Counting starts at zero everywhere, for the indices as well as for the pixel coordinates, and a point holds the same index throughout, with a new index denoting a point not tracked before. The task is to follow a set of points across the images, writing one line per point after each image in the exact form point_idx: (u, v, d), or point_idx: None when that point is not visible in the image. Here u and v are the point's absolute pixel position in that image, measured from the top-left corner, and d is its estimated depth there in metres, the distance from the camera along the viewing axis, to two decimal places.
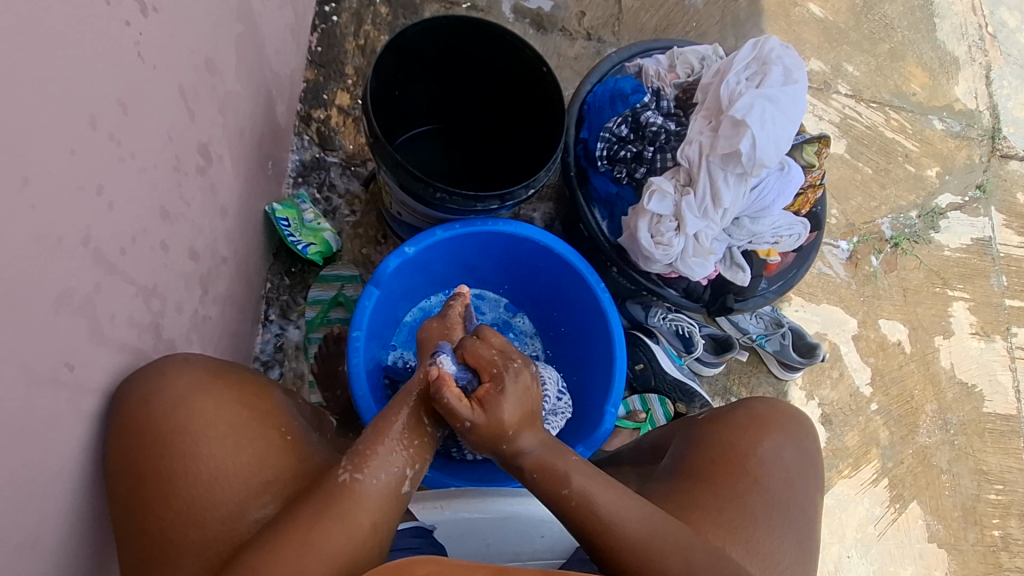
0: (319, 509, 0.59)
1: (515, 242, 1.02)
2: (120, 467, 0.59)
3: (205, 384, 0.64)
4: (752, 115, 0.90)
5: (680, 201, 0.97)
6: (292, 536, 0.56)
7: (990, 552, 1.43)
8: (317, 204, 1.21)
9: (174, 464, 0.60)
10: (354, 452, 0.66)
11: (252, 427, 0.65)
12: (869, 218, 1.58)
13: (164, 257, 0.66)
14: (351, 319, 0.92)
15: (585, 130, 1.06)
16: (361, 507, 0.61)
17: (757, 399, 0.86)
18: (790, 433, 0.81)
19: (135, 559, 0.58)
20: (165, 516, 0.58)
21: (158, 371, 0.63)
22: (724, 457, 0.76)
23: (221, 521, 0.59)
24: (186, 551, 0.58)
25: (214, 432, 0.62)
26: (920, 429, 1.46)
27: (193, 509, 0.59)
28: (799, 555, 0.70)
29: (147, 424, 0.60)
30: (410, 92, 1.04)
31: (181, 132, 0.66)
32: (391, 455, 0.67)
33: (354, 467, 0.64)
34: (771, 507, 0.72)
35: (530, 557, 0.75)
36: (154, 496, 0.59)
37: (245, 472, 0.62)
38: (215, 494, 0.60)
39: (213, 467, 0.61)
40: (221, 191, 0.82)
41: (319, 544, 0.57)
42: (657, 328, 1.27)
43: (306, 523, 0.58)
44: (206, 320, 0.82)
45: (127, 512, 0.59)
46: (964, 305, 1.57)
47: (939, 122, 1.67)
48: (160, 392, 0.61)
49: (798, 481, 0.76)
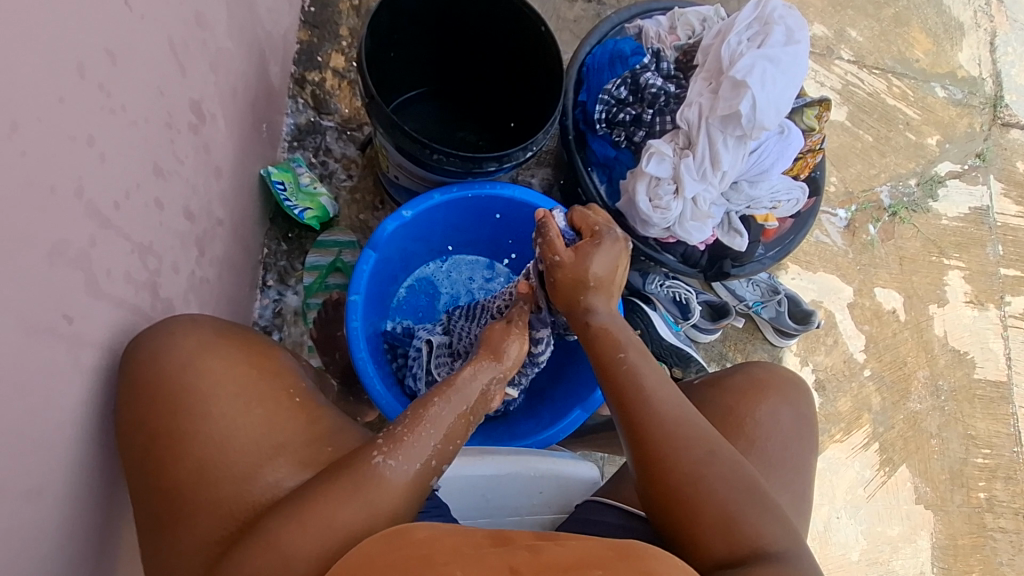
0: (349, 490, 0.58)
1: (513, 207, 1.02)
2: (133, 425, 0.61)
3: (215, 343, 0.65)
4: (752, 76, 0.89)
5: (678, 163, 0.95)
6: (317, 511, 0.55)
7: (975, 513, 1.46)
8: (314, 168, 1.20)
9: (185, 423, 0.61)
10: (390, 433, 0.63)
11: (261, 388, 0.66)
12: (868, 185, 1.57)
13: (160, 214, 0.66)
14: (349, 283, 0.92)
15: (584, 93, 1.05)
16: (387, 490, 0.59)
17: (755, 363, 0.85)
18: (789, 398, 0.80)
19: (152, 519, 0.59)
20: (179, 474, 0.59)
21: (168, 331, 0.64)
22: (724, 421, 0.76)
23: (235, 482, 0.60)
24: (201, 509, 0.58)
25: (224, 392, 0.63)
26: (911, 396, 1.48)
27: (206, 469, 0.60)
28: (790, 509, 0.74)
29: (159, 382, 0.61)
30: (407, 54, 1.02)
31: (172, 86, 0.65)
32: (429, 442, 0.64)
33: (389, 452, 0.61)
34: (766, 469, 0.74)
35: (529, 512, 0.75)
36: (167, 456, 0.60)
37: (255, 434, 0.63)
38: (226, 454, 0.61)
39: (224, 427, 0.61)
40: (216, 151, 0.81)
41: (340, 523, 0.55)
42: (655, 295, 1.28)
43: (331, 499, 0.56)
44: (204, 282, 0.82)
45: (142, 471, 0.60)
46: (959, 274, 1.58)
47: (941, 90, 1.66)
48: (170, 350, 0.63)
49: (793, 444, 0.77)
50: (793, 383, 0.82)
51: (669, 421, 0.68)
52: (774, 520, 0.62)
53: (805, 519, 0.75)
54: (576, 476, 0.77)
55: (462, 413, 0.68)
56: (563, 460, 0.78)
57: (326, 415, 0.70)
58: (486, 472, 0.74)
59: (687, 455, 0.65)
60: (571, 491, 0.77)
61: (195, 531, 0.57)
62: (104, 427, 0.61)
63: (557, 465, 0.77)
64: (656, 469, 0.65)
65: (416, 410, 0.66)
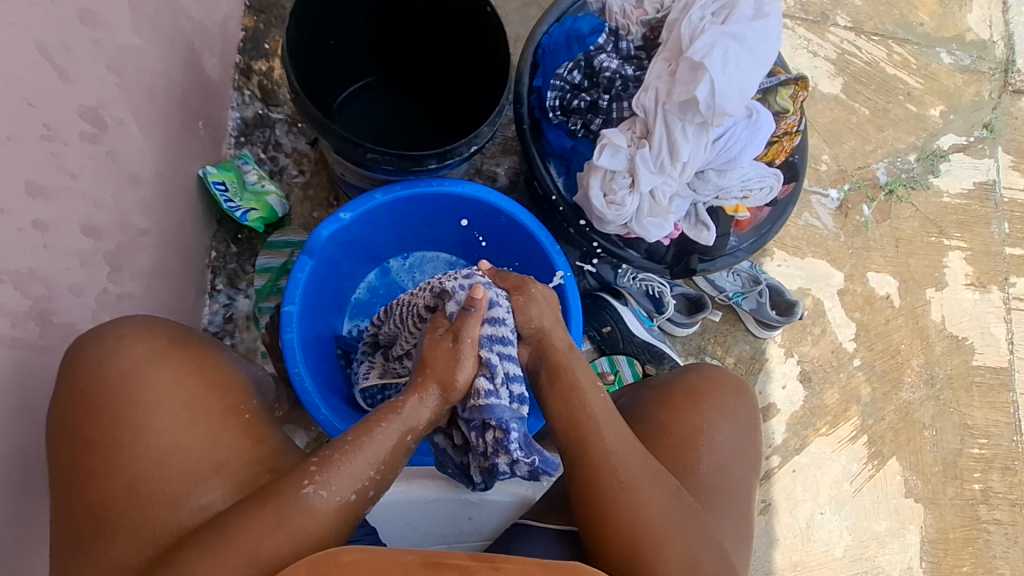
0: (270, 521, 0.54)
1: (464, 204, 0.96)
2: (69, 434, 0.59)
3: (165, 353, 0.64)
4: (711, 57, 0.81)
5: (634, 155, 0.87)
6: (236, 536, 0.53)
7: (968, 505, 1.40)
8: (263, 164, 1.14)
9: (121, 435, 0.59)
10: (323, 454, 0.59)
11: (209, 402, 0.63)
12: (863, 162, 1.48)
13: (43, 236, 0.61)
14: (284, 292, 0.88)
15: (539, 77, 0.97)
16: (315, 516, 0.56)
17: (694, 367, 0.80)
18: (733, 417, 0.75)
19: (73, 533, 0.57)
20: (110, 490, 0.57)
21: (116, 336, 0.63)
22: (660, 442, 0.72)
23: (169, 501, 0.58)
24: (129, 529, 0.56)
25: (168, 405, 0.61)
26: (903, 384, 1.42)
27: (138, 485, 0.58)
28: (732, 543, 0.69)
29: (100, 389, 0.60)
30: (348, 41, 0.95)
31: (50, 97, 0.60)
32: (363, 460, 0.59)
33: (322, 482, 0.57)
34: (704, 497, 0.69)
35: (456, 538, 0.77)
36: (99, 469, 0.58)
37: (195, 451, 0.61)
38: (162, 473, 0.59)
39: (164, 442, 0.60)
40: (130, 158, 0.76)
41: (260, 550, 0.53)
42: (626, 289, 1.23)
43: (253, 526, 0.54)
44: (125, 298, 0.78)
45: (71, 481, 0.58)
46: (960, 255, 1.49)
47: (947, 56, 1.54)
48: (117, 357, 0.62)
49: (733, 466, 0.72)
50: (739, 395, 0.77)
51: (599, 403, 0.68)
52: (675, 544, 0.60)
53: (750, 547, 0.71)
54: (506, 502, 0.76)
55: (403, 437, 0.62)
56: (493, 488, 0.76)
57: (274, 435, 0.67)
58: (411, 498, 0.76)
59: (609, 434, 0.66)
60: (501, 516, 0.76)
61: (121, 550, 0.56)
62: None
63: (489, 493, 0.76)
64: (582, 438, 0.66)
65: (355, 431, 0.61)
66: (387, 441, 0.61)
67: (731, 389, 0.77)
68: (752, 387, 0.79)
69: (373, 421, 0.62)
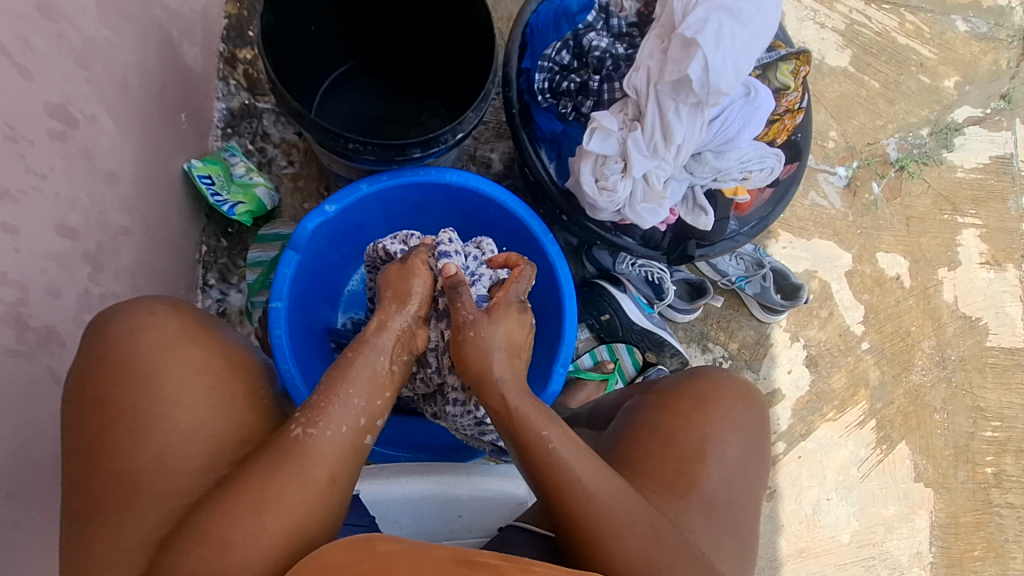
0: (272, 465, 0.56)
1: (455, 192, 0.94)
2: (93, 403, 0.58)
3: (194, 333, 0.64)
4: (704, 33, 0.77)
5: (626, 139, 0.84)
6: (249, 492, 0.54)
7: (980, 489, 1.37)
8: (251, 155, 1.12)
9: (149, 407, 0.59)
10: (307, 404, 0.61)
11: (230, 382, 0.64)
12: (872, 138, 1.42)
13: (13, 240, 0.60)
14: (271, 288, 0.86)
15: (528, 59, 0.94)
16: (318, 460, 0.57)
17: (703, 371, 0.77)
18: (742, 428, 0.72)
19: (92, 505, 0.56)
20: (136, 460, 0.57)
21: (147, 313, 0.63)
22: (666, 452, 0.69)
23: (193, 471, 0.59)
24: (153, 499, 0.57)
25: (196, 382, 0.61)
26: (914, 367, 1.38)
27: (164, 456, 0.58)
28: (735, 562, 0.66)
29: (125, 362, 0.59)
30: (330, 27, 0.92)
31: (12, 95, 0.58)
32: (352, 403, 0.62)
33: (308, 422, 0.59)
34: (710, 514, 0.66)
35: (447, 537, 0.74)
36: (124, 440, 0.58)
37: (217, 425, 0.61)
38: (188, 444, 0.59)
39: (194, 416, 0.60)
40: (105, 155, 0.75)
41: (275, 506, 0.54)
42: (625, 276, 1.20)
43: (271, 474, 0.56)
44: (109, 299, 0.77)
45: (89, 453, 0.57)
46: (975, 233, 1.43)
47: (962, 23, 1.47)
48: (145, 332, 0.61)
49: (740, 480, 0.69)
50: (747, 403, 0.74)
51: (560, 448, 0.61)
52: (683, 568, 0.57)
53: (755, 562, 0.68)
54: (497, 498, 0.75)
55: (383, 365, 0.65)
56: (483, 481, 0.75)
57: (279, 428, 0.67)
58: (399, 493, 0.75)
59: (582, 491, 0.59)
60: (492, 514, 0.75)
61: (145, 521, 0.56)
62: None
63: (479, 488, 0.75)
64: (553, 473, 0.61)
65: (332, 374, 0.63)
66: (372, 377, 0.64)
67: (740, 397, 0.74)
68: (761, 394, 0.77)
69: (349, 359, 0.64)
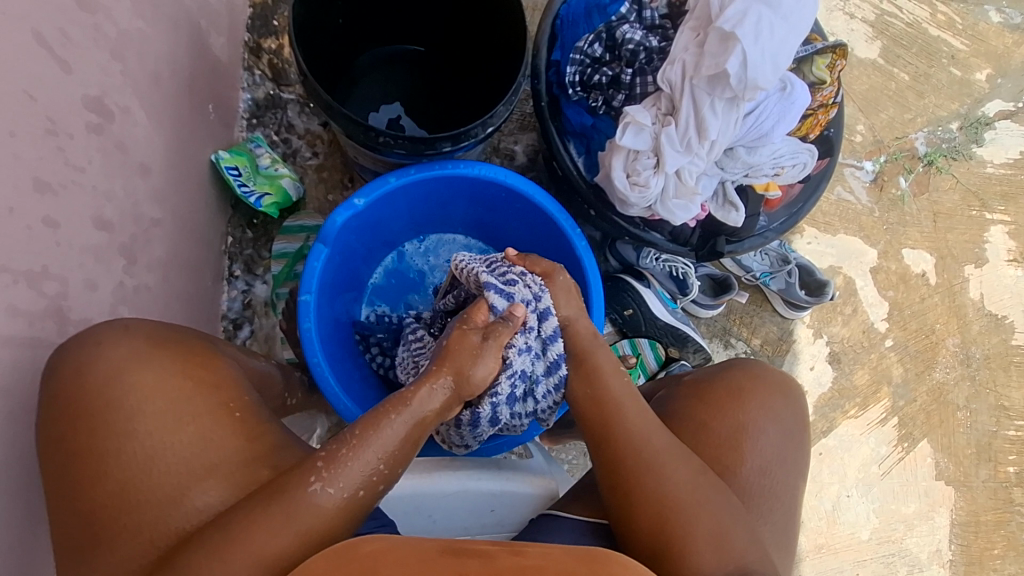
0: (275, 521, 0.52)
1: (479, 185, 0.93)
2: (53, 440, 0.55)
3: (151, 353, 0.59)
4: (744, 26, 0.75)
5: (659, 133, 0.83)
6: (245, 539, 0.51)
7: (1002, 488, 1.36)
8: (276, 147, 1.12)
9: (106, 441, 0.55)
10: (332, 454, 0.57)
11: (196, 402, 0.59)
12: (901, 132, 1.39)
13: (54, 234, 0.60)
14: (300, 281, 0.86)
15: (558, 51, 0.93)
16: (323, 515, 0.54)
17: (737, 363, 0.77)
18: (779, 420, 0.71)
19: (72, 543, 0.53)
20: (100, 496, 0.53)
21: (93, 342, 0.58)
22: (698, 442, 0.69)
23: (163, 501, 0.54)
24: (122, 536, 0.53)
25: (152, 410, 0.56)
26: (937, 365, 1.36)
27: (129, 490, 0.54)
28: (773, 551, 0.66)
29: (79, 396, 0.55)
30: (357, 18, 0.91)
31: (52, 90, 0.58)
32: (374, 459, 0.58)
33: (329, 478, 0.55)
34: (744, 501, 0.67)
35: (479, 530, 0.74)
36: (86, 476, 0.54)
37: (185, 452, 0.56)
38: (153, 474, 0.55)
39: (154, 444, 0.56)
40: (138, 148, 0.75)
41: (270, 549, 0.51)
42: (649, 271, 1.19)
43: (258, 528, 0.52)
44: (142, 290, 0.78)
45: (62, 489, 0.54)
46: (1003, 229, 1.41)
47: (996, 14, 1.44)
48: (96, 363, 0.57)
49: (776, 469, 0.69)
50: (785, 394, 0.73)
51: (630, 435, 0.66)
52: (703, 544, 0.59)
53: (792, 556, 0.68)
54: (531, 494, 0.76)
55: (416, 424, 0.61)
56: (516, 479, 0.76)
57: (269, 431, 0.63)
58: (432, 489, 0.74)
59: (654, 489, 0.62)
60: (524, 507, 0.75)
61: (118, 559, 0.52)
62: (25, 466, 0.57)
63: (511, 484, 0.75)
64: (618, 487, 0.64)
65: (362, 427, 0.59)
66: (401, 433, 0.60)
67: (777, 389, 0.73)
68: (799, 386, 0.76)
69: (380, 416, 0.60)
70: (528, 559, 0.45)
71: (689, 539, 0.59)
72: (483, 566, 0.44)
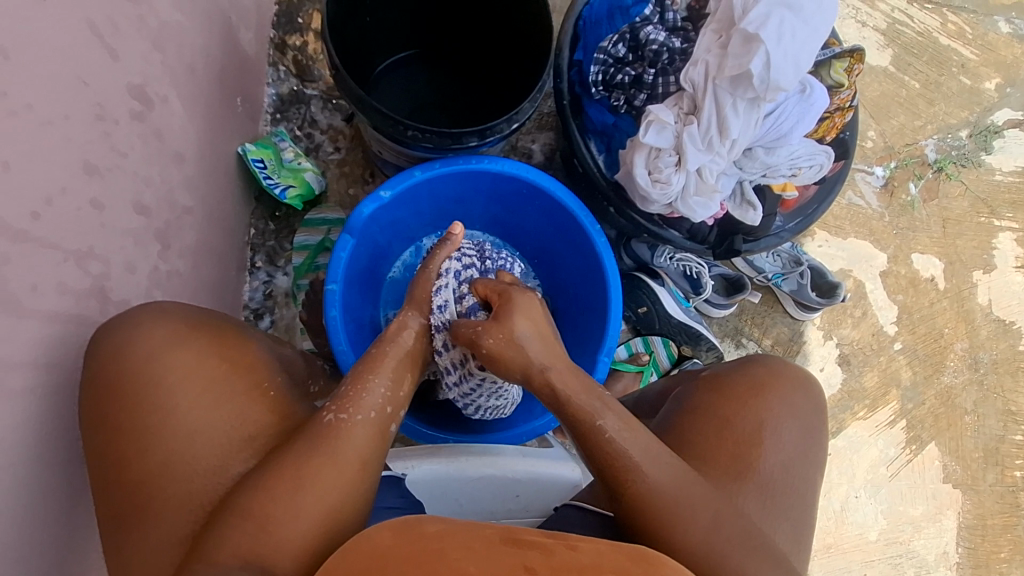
0: (309, 448, 0.56)
1: (501, 180, 0.95)
2: (94, 418, 0.56)
3: (188, 331, 0.61)
4: (767, 29, 0.77)
5: (681, 132, 0.85)
6: (287, 472, 0.54)
7: (1009, 492, 1.37)
8: (298, 141, 1.14)
9: (148, 416, 0.56)
10: (338, 395, 0.62)
11: (232, 381, 0.60)
12: (911, 139, 1.41)
13: (99, 215, 0.62)
14: (326, 271, 0.87)
15: (581, 51, 0.95)
16: (353, 444, 0.58)
17: (755, 360, 0.79)
18: (799, 414, 0.73)
19: (114, 516, 0.54)
20: (144, 469, 0.55)
21: (133, 321, 0.59)
22: (722, 436, 0.70)
23: (206, 473, 0.56)
24: (169, 504, 0.54)
25: (192, 385, 0.58)
26: (946, 369, 1.38)
27: (173, 463, 0.55)
28: (792, 541, 0.67)
29: (120, 373, 0.56)
30: (385, 16, 0.94)
31: (102, 76, 0.60)
32: (379, 391, 0.63)
33: (341, 407, 0.60)
34: (767, 493, 0.68)
35: (505, 515, 0.76)
36: (130, 451, 0.55)
37: (225, 426, 0.58)
38: (196, 448, 0.56)
39: (194, 419, 0.57)
40: (174, 137, 0.76)
41: (312, 481, 0.54)
42: (663, 269, 1.21)
43: (300, 459, 0.55)
44: (173, 275, 0.79)
45: (105, 464, 0.55)
46: (1011, 236, 1.43)
47: (1005, 24, 1.46)
48: (134, 341, 0.58)
49: (798, 464, 0.70)
50: (803, 390, 0.75)
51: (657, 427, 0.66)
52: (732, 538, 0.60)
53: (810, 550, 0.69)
54: (555, 480, 0.77)
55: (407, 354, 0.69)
56: (540, 463, 0.78)
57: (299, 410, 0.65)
58: (457, 473, 0.76)
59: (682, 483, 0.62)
60: (550, 495, 0.76)
61: (165, 529, 0.53)
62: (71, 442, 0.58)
63: (539, 468, 0.77)
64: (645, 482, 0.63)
65: (362, 366, 0.66)
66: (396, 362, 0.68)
67: (796, 385, 0.75)
68: (817, 382, 0.78)
69: (374, 355, 0.68)
70: (583, 556, 0.45)
71: (712, 529, 0.60)
72: (542, 560, 0.44)
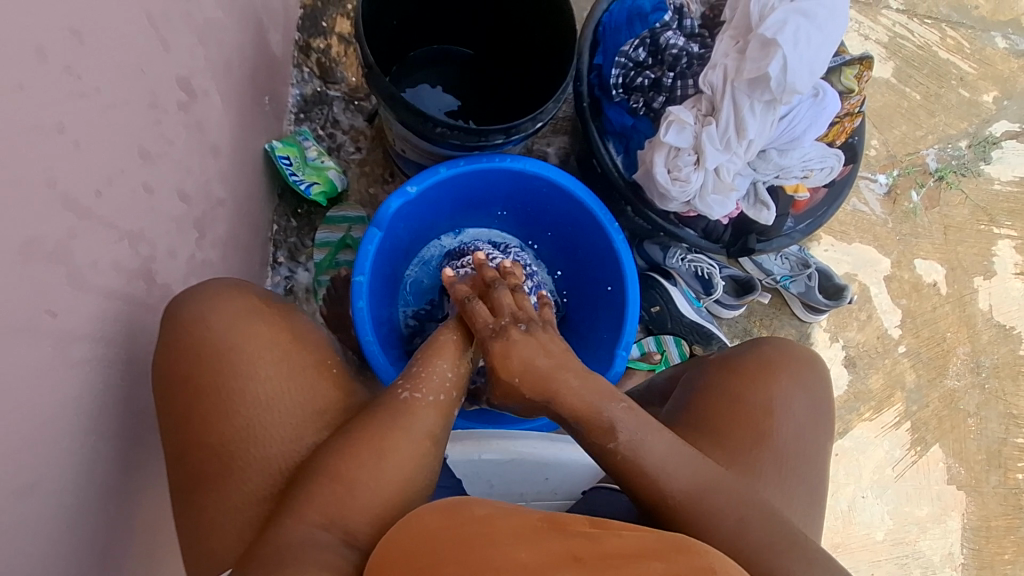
0: (384, 421, 0.61)
1: (525, 180, 0.98)
2: (176, 383, 0.60)
3: (260, 309, 0.65)
4: (784, 34, 0.81)
5: (700, 132, 0.88)
6: (365, 442, 0.60)
7: (1011, 494, 1.39)
8: (321, 141, 1.17)
9: (229, 383, 0.61)
10: (408, 373, 0.67)
11: (302, 355, 0.65)
12: (913, 148, 1.46)
13: (149, 199, 0.64)
14: (354, 263, 0.89)
15: (599, 55, 0.98)
16: (422, 419, 0.63)
17: (767, 338, 0.80)
18: (808, 388, 0.75)
19: (196, 472, 0.60)
20: (225, 432, 0.60)
21: (212, 294, 0.63)
22: (734, 411, 0.73)
23: (282, 439, 0.61)
24: (250, 466, 0.60)
25: (267, 357, 0.63)
26: (949, 371, 1.41)
27: (253, 428, 0.61)
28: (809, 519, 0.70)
29: (203, 342, 0.61)
30: (411, 19, 0.98)
31: (155, 66, 0.63)
32: (444, 372, 0.68)
33: (414, 386, 0.65)
34: (782, 465, 0.71)
35: (536, 497, 0.79)
36: (213, 414, 0.60)
37: (298, 396, 0.63)
38: (272, 415, 0.62)
39: (270, 389, 0.62)
40: (212, 129, 0.79)
41: (388, 451, 0.60)
42: (675, 270, 1.24)
43: (378, 428, 0.61)
44: (207, 263, 0.81)
45: (187, 426, 0.60)
46: (1010, 244, 1.46)
47: (1002, 40, 1.51)
48: (215, 313, 0.62)
49: (807, 432, 0.73)
50: (812, 367, 0.77)
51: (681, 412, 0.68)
52: (755, 515, 0.62)
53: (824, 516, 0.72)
54: (581, 464, 0.78)
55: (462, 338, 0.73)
56: (568, 446, 0.79)
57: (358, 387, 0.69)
58: (486, 457, 0.78)
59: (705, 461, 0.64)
60: (578, 477, 0.78)
61: (247, 486, 0.59)
62: (121, 416, 0.60)
63: (564, 453, 0.78)
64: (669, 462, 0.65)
65: (428, 348, 0.70)
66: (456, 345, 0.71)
67: (805, 363, 0.77)
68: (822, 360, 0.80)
69: (439, 338, 0.72)
70: (625, 540, 0.46)
71: (734, 504, 0.62)
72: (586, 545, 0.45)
